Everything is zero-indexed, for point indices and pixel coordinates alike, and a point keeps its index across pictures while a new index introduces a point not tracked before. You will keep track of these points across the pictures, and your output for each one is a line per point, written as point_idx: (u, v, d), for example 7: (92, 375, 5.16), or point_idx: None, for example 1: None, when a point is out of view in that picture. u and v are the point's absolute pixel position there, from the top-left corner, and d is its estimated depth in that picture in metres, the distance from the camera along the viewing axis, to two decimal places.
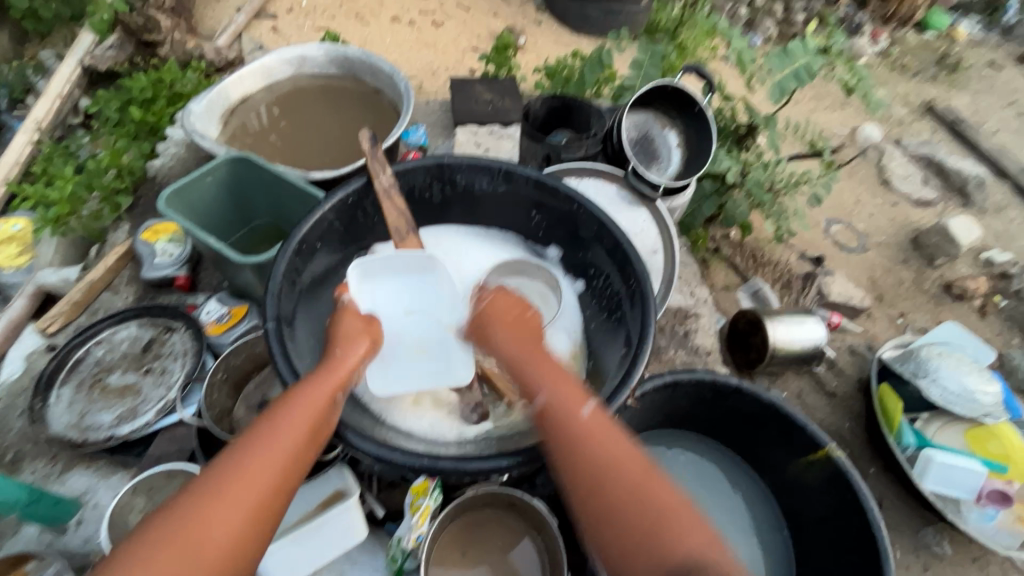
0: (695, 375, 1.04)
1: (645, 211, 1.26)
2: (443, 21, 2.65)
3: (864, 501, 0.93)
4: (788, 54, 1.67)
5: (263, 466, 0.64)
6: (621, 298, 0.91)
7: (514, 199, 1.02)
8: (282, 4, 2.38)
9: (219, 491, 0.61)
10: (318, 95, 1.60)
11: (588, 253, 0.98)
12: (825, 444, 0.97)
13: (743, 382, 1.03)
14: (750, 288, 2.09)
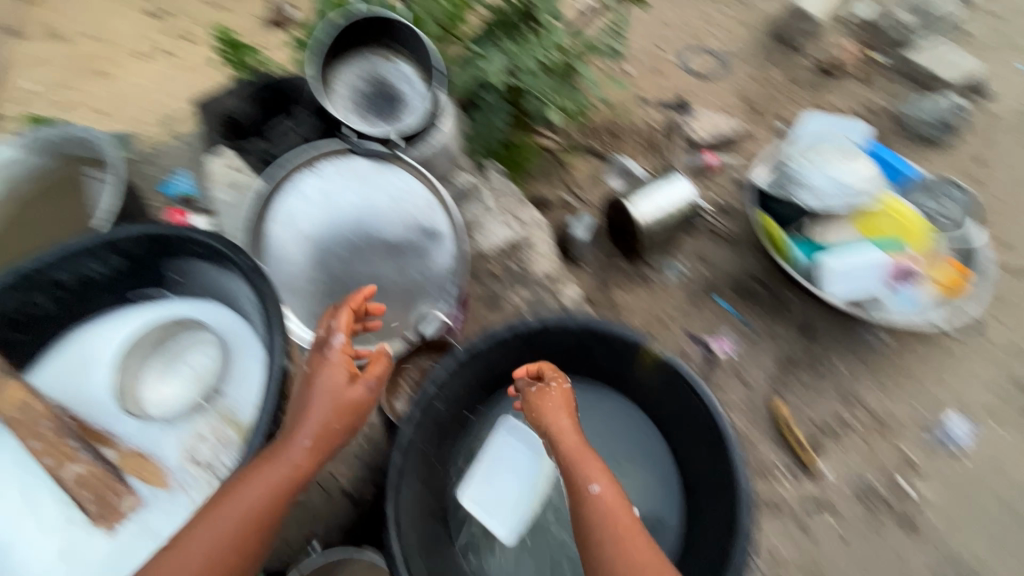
0: (494, 336, 0.99)
1: (403, 172, 1.13)
2: (197, 34, 2.32)
3: (694, 382, 0.96)
4: None
5: (237, 503, 0.68)
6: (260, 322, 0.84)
7: (140, 265, 0.90)
8: (8, 97, 2.06)
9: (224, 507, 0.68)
10: (40, 203, 1.38)
11: (227, 284, 0.89)
12: (647, 345, 0.99)
13: (548, 321, 0.99)
14: (618, 167, 1.91)
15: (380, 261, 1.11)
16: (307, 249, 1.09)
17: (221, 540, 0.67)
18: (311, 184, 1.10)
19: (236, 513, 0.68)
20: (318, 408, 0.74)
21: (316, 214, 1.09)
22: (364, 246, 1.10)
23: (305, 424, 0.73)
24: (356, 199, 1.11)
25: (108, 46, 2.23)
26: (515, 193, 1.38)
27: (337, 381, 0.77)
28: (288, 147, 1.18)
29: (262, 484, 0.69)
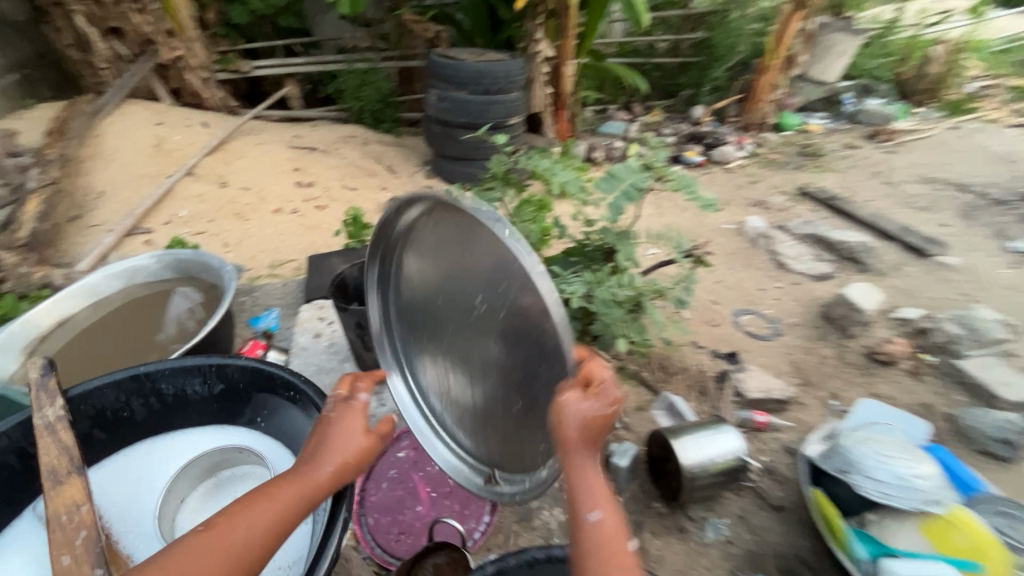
0: None
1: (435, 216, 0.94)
2: (327, 204, 2.80)
3: None
4: (615, 176, 1.77)
5: (268, 503, 0.79)
6: None
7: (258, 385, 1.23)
8: (161, 216, 2.47)
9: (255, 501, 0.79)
10: (151, 302, 1.55)
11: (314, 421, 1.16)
12: None
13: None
14: (664, 403, 1.95)
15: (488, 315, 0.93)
16: (427, 312, 1.07)
17: (248, 529, 0.76)
18: (421, 225, 0.98)
19: (264, 507, 0.78)
20: (343, 441, 0.87)
21: (434, 270, 1.00)
22: (472, 338, 0.98)
23: (329, 453, 0.86)
24: (465, 277, 0.94)
25: (255, 199, 2.71)
26: None
27: (353, 437, 0.88)
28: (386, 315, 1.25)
29: (300, 482, 0.82)
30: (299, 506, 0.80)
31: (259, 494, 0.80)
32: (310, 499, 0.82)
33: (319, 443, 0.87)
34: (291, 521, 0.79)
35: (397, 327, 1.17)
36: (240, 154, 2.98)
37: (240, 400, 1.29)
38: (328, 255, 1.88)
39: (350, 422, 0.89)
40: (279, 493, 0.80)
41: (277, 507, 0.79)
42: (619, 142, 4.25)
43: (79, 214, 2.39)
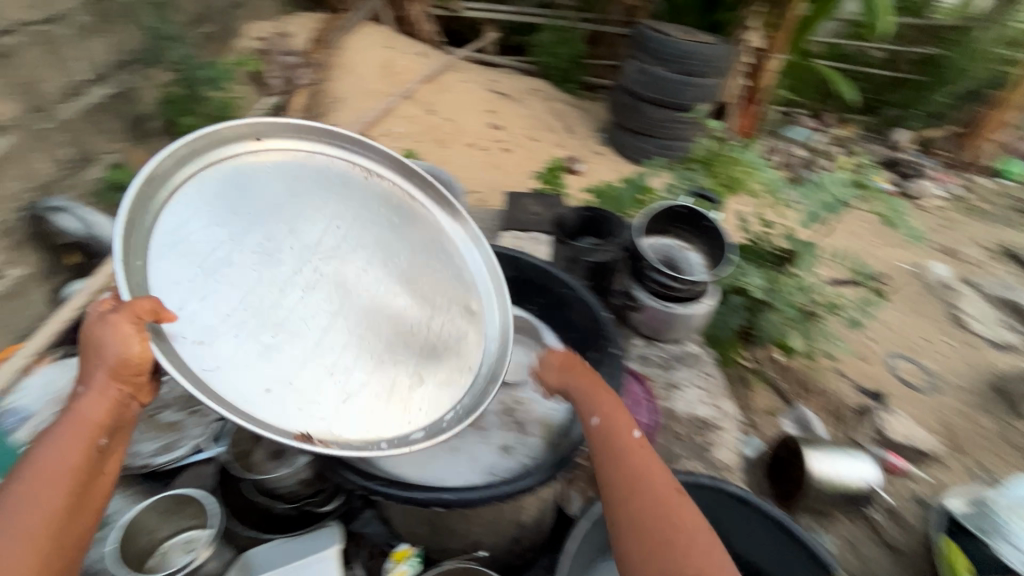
0: (696, 477, 1.13)
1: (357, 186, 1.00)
2: (511, 149, 3.06)
3: None
4: (820, 185, 1.77)
5: (68, 455, 0.66)
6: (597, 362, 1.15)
7: (519, 285, 1.33)
8: (380, 129, 2.86)
9: (39, 476, 0.65)
10: None
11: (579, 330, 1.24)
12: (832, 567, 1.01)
13: (746, 495, 1.11)
14: (795, 415, 1.93)
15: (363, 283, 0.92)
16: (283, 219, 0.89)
17: (65, 485, 0.65)
18: (362, 181, 1.00)
19: (58, 467, 0.65)
20: (108, 358, 0.67)
21: (336, 211, 0.94)
22: (366, 275, 0.92)
23: (95, 371, 0.68)
24: (380, 245, 0.96)
25: (454, 130, 3.03)
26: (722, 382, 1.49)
27: (114, 343, 0.66)
28: (598, 256, 1.36)
29: (58, 444, 0.66)
30: (70, 478, 0.66)
31: (21, 481, 0.64)
32: (77, 471, 0.66)
33: (94, 366, 0.68)
34: (93, 453, 0.68)
35: (196, 226, 0.80)
36: (447, 87, 3.31)
37: (519, 294, 1.34)
38: (522, 195, 2.08)
39: (109, 340, 0.66)
40: (22, 476, 0.64)
41: (68, 458, 0.66)
42: (800, 151, 4.01)
43: (323, 113, 2.86)
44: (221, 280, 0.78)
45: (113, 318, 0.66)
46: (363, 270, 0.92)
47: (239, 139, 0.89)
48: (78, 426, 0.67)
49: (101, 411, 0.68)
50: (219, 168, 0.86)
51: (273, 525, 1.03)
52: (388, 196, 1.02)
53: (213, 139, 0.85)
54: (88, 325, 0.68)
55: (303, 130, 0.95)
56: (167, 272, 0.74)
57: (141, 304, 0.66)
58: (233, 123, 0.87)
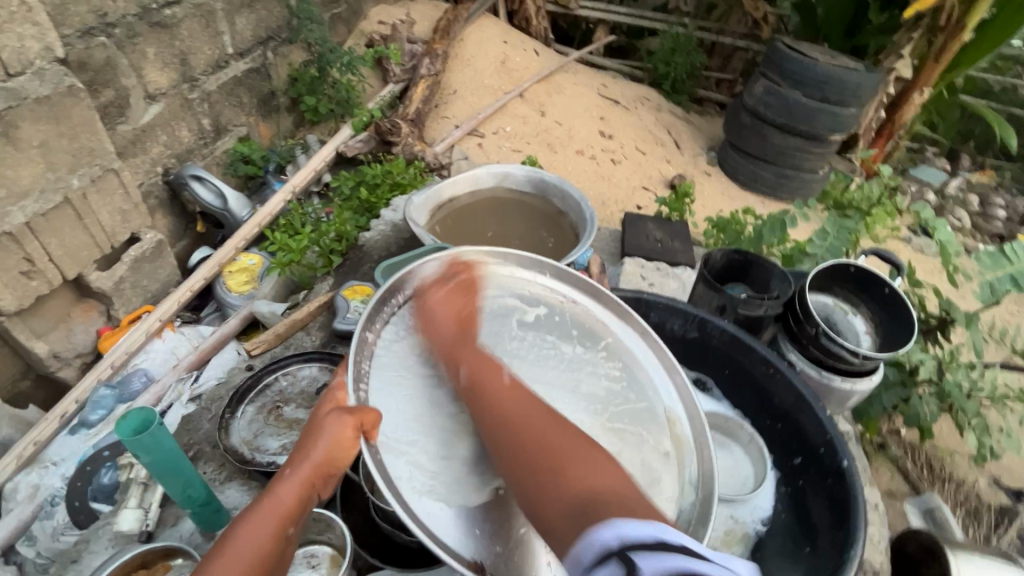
0: None
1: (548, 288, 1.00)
2: (620, 160, 2.93)
3: None
4: (1003, 255, 1.55)
5: (260, 533, 0.66)
6: (821, 474, 1.00)
7: (701, 345, 1.19)
8: (491, 126, 2.81)
9: (232, 550, 0.65)
10: (511, 207, 1.83)
11: (782, 420, 1.09)
12: None
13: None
14: (923, 504, 1.70)
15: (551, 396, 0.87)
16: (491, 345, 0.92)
17: (251, 560, 0.65)
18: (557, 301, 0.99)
19: (247, 544, 0.65)
20: (319, 453, 0.70)
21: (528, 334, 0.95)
22: (560, 401, 0.87)
23: (302, 456, 0.70)
24: (569, 366, 0.92)
25: (564, 134, 2.94)
26: (867, 466, 1.31)
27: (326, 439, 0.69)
28: (755, 309, 1.20)
29: (256, 522, 0.66)
30: (260, 558, 0.65)
31: (221, 554, 0.64)
32: (267, 554, 0.66)
33: (306, 449, 0.70)
34: (284, 536, 0.68)
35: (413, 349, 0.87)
36: (559, 89, 3.22)
37: (702, 360, 1.20)
38: (644, 218, 1.92)
39: (325, 430, 0.69)
40: (220, 549, 0.65)
41: (261, 536, 0.66)
42: (931, 195, 3.61)
43: (438, 105, 2.84)
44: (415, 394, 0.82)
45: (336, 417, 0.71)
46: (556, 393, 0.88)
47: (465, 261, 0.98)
48: (272, 505, 0.68)
49: (292, 498, 0.69)
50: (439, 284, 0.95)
51: (395, 555, 0.98)
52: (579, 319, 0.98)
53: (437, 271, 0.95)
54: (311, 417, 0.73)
55: (516, 260, 1.01)
56: (390, 385, 0.81)
57: (368, 414, 0.71)
58: (456, 254, 0.97)
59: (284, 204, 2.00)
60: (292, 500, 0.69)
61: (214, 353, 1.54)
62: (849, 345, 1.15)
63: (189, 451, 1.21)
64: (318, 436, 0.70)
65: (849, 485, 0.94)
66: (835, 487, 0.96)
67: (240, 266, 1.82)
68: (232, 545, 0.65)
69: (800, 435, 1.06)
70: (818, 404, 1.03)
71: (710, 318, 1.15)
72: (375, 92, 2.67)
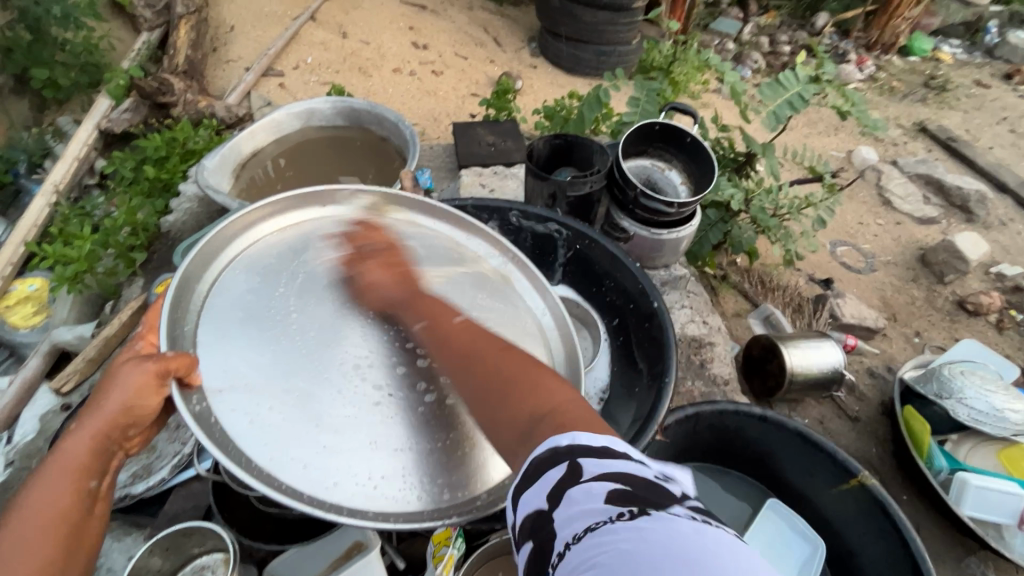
0: (716, 406, 1.10)
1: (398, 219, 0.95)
2: (442, 71, 2.77)
3: (889, 506, 0.99)
4: (779, 84, 1.74)
5: (55, 492, 0.61)
6: (643, 320, 1.08)
7: (525, 234, 1.20)
8: (289, 62, 2.48)
9: (27, 524, 0.59)
10: (328, 146, 1.67)
11: (603, 284, 1.17)
12: (858, 472, 1.03)
13: (767, 412, 1.10)
14: (762, 313, 2.02)
15: (407, 320, 0.83)
16: (339, 287, 0.83)
17: (53, 523, 0.60)
18: (410, 234, 0.94)
19: (38, 507, 0.60)
20: (111, 404, 0.63)
21: (382, 264, 0.87)
22: (423, 324, 0.83)
23: (93, 409, 0.63)
24: (427, 292, 0.87)
25: (375, 54, 2.68)
26: (706, 298, 1.49)
27: (122, 390, 0.63)
28: (582, 188, 1.25)
29: (45, 486, 0.61)
30: (61, 522, 0.60)
31: (9, 527, 0.58)
32: (65, 517, 0.60)
33: (99, 397, 0.64)
34: (89, 486, 0.63)
35: (251, 302, 0.76)
36: (356, 4, 2.89)
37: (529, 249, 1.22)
38: (472, 124, 1.87)
39: (118, 381, 0.63)
40: (8, 519, 0.59)
41: (61, 500, 0.61)
42: (731, 44, 3.92)
43: (216, 48, 2.43)
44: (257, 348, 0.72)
45: (143, 364, 0.63)
46: (421, 319, 0.83)
47: (304, 206, 0.89)
48: (61, 463, 0.62)
49: (84, 452, 0.63)
50: (271, 231, 0.85)
51: (289, 533, 0.95)
52: (438, 246, 0.95)
53: (264, 216, 0.85)
54: (105, 370, 0.65)
55: (360, 194, 0.94)
56: (228, 346, 0.71)
57: (175, 358, 0.64)
58: (286, 199, 0.87)
59: (50, 209, 1.64)
60: (85, 453, 0.63)
61: (21, 402, 1.29)
62: (666, 199, 1.24)
63: None
64: (115, 385, 0.63)
65: (661, 324, 1.02)
66: (651, 329, 1.04)
67: (18, 296, 1.48)
68: (26, 515, 0.59)
69: (622, 291, 1.13)
70: (628, 258, 1.09)
71: (526, 207, 1.16)
72: (128, 48, 2.19)
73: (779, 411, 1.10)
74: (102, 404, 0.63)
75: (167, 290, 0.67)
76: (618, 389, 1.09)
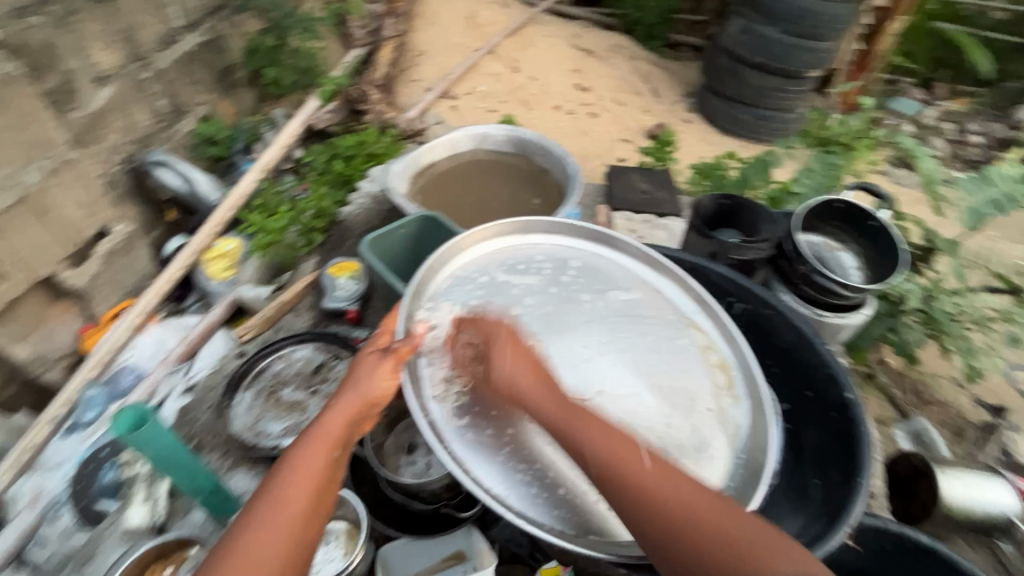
0: (877, 525, 1.00)
1: (599, 252, 0.97)
2: (598, 114, 2.86)
3: None
4: (985, 179, 1.56)
5: (311, 457, 0.65)
6: (827, 410, 0.98)
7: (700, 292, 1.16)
8: (464, 87, 2.71)
9: (290, 480, 0.63)
10: (493, 169, 1.78)
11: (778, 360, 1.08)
12: None
13: (937, 544, 0.97)
14: (911, 427, 1.77)
15: (591, 350, 0.83)
16: (531, 307, 0.88)
17: (309, 482, 0.63)
18: (603, 266, 0.96)
19: (300, 467, 0.64)
20: (362, 386, 0.72)
21: (570, 297, 0.90)
22: (605, 360, 0.82)
23: (348, 391, 0.72)
24: (614, 323, 0.87)
25: (540, 90, 2.85)
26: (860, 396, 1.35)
27: (372, 373, 0.73)
28: (747, 253, 1.21)
29: (309, 448, 0.66)
30: (314, 483, 0.64)
31: (278, 481, 0.63)
32: (319, 477, 0.64)
33: (352, 382, 0.73)
34: (337, 461, 0.67)
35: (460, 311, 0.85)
36: (531, 43, 3.10)
37: None
38: (629, 170, 1.90)
39: (372, 366, 0.74)
40: (277, 475, 0.64)
41: (316, 464, 0.65)
42: (909, 126, 3.61)
43: (406, 68, 2.73)
44: (461, 350, 0.81)
45: (381, 357, 0.74)
46: (605, 350, 0.83)
47: (516, 233, 0.97)
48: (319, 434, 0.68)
49: (340, 425, 0.69)
50: (486, 251, 0.95)
51: (409, 522, 1.00)
52: (629, 284, 0.93)
53: (485, 240, 0.95)
54: (354, 360, 0.76)
55: (560, 227, 0.99)
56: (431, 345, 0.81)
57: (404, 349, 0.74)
58: (503, 224, 0.96)
59: (256, 184, 1.93)
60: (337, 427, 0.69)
61: (204, 341, 1.50)
62: (839, 280, 1.16)
63: (190, 441, 1.20)
64: (367, 369, 0.73)
65: (857, 422, 0.93)
66: (840, 422, 0.95)
67: (219, 251, 1.69)
68: (292, 472, 0.64)
69: (802, 372, 1.03)
70: (818, 339, 1.02)
71: (706, 266, 1.12)
72: (339, 59, 2.53)
73: (952, 550, 0.98)
74: (355, 385, 0.72)
75: (401, 294, 0.80)
76: (783, 480, 0.97)
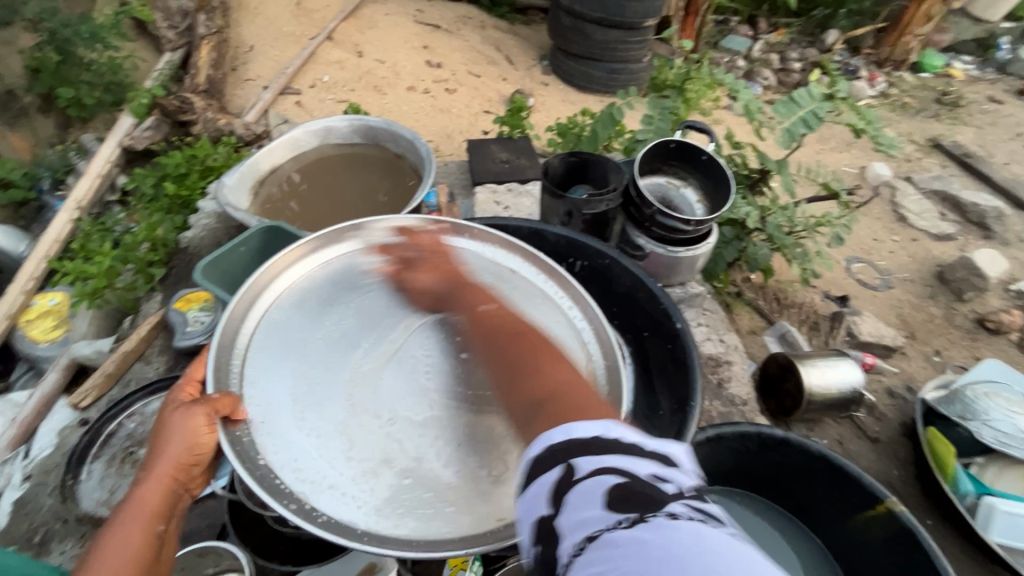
0: (739, 430, 1.05)
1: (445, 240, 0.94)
2: (455, 88, 2.80)
3: (924, 540, 0.94)
4: (794, 101, 1.74)
5: (131, 533, 0.66)
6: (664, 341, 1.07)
7: (545, 252, 1.19)
8: (306, 80, 2.53)
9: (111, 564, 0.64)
10: (346, 163, 1.68)
11: (622, 303, 1.16)
12: (885, 498, 0.99)
13: (789, 435, 1.06)
14: (778, 331, 2.01)
15: (442, 346, 0.81)
16: (375, 314, 0.84)
17: (128, 562, 0.64)
18: (456, 255, 0.92)
19: (120, 544, 0.65)
20: (173, 449, 0.68)
21: (417, 294, 0.87)
22: (457, 355, 0.81)
23: (160, 454, 0.68)
24: (467, 316, 0.85)
25: (390, 72, 2.73)
26: (723, 316, 1.48)
27: (182, 435, 0.68)
28: (598, 207, 1.25)
29: (126, 525, 0.66)
30: (138, 559, 0.65)
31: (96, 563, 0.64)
32: (141, 551, 0.65)
33: (161, 441, 0.68)
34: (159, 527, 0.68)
35: (298, 334, 0.80)
36: (372, 24, 2.95)
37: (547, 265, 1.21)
38: (487, 141, 1.88)
39: (184, 430, 0.68)
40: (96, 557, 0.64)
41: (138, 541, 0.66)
42: (741, 61, 3.95)
43: (236, 67, 2.48)
44: (299, 375, 0.76)
45: (192, 409, 0.68)
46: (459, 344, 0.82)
47: (353, 236, 0.92)
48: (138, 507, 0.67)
49: (159, 494, 0.68)
50: (321, 261, 0.89)
51: (306, 554, 0.94)
52: (478, 269, 0.92)
53: (317, 247, 0.89)
54: (164, 416, 0.70)
55: (401, 222, 0.94)
56: (261, 376, 0.74)
57: (221, 400, 0.68)
58: (334, 231, 0.90)
59: (72, 224, 1.67)
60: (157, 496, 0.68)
61: (41, 418, 1.30)
62: (682, 216, 1.24)
63: (37, 535, 1.04)
64: (175, 433, 0.68)
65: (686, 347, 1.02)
66: (674, 350, 1.04)
67: (39, 310, 1.50)
68: (112, 553, 0.65)
69: (641, 311, 1.12)
70: (651, 281, 1.09)
71: (544, 227, 1.16)
72: (151, 67, 2.24)
73: (801, 434, 1.06)
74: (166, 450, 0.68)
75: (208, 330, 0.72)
76: (637, 413, 1.05)
